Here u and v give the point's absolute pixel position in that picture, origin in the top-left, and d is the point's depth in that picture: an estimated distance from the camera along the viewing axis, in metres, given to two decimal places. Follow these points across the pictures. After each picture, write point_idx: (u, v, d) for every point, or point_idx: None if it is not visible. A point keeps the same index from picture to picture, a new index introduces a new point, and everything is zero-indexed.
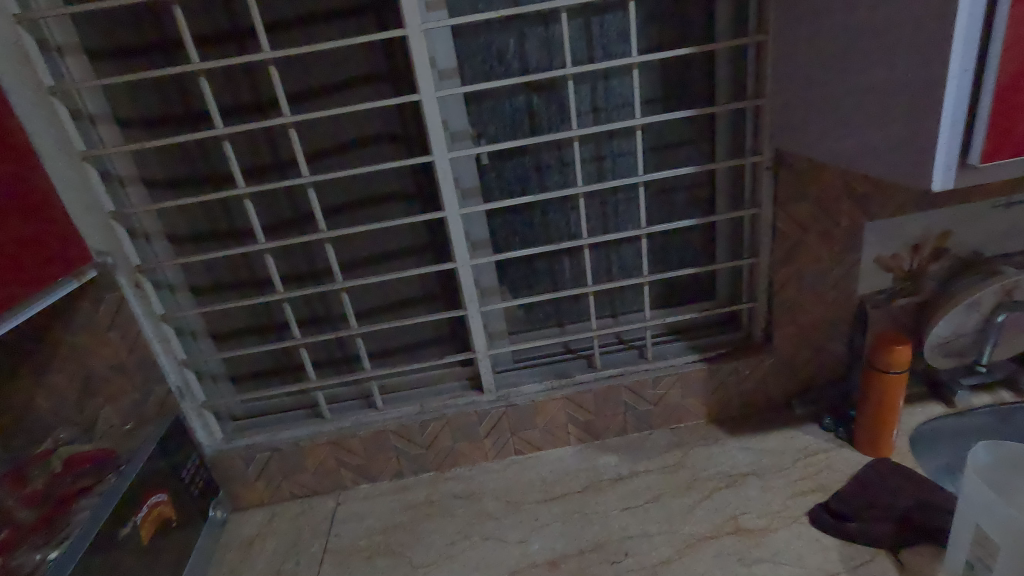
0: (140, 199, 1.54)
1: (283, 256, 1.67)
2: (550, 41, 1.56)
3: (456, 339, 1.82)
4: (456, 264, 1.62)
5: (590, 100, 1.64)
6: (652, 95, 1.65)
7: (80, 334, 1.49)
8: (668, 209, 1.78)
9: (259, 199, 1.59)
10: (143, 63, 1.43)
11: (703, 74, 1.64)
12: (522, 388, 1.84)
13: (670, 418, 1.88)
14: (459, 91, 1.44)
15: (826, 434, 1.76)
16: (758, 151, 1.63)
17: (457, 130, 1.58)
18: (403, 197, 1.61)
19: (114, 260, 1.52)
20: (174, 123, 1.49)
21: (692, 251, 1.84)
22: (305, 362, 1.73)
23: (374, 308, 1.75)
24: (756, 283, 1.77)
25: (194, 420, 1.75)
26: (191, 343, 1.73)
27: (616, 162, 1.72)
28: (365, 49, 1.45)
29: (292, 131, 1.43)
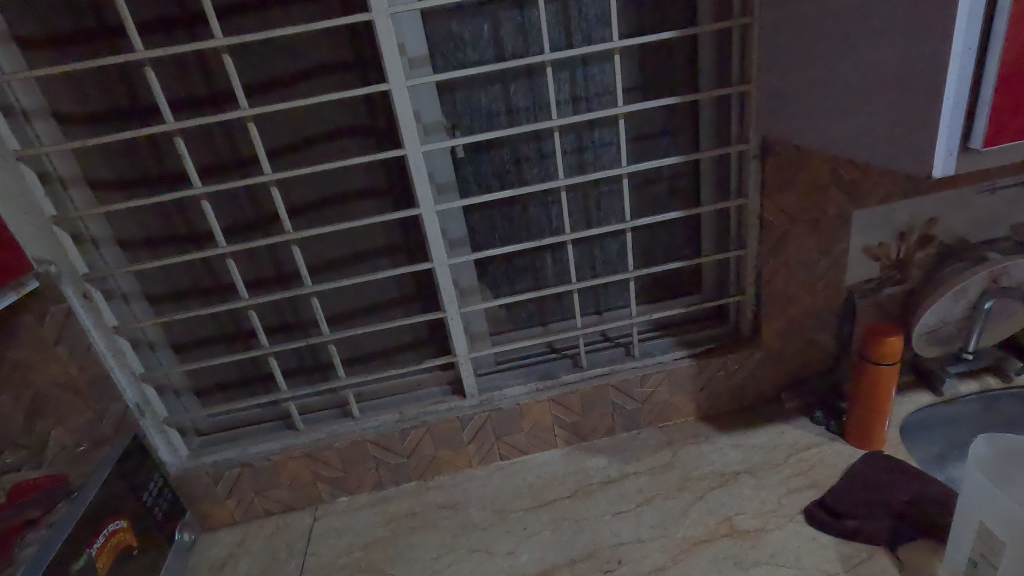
0: (84, 201, 1.41)
1: (246, 261, 1.56)
2: (526, 25, 1.47)
3: (435, 342, 1.74)
4: (433, 263, 1.53)
5: (570, 88, 1.57)
6: (634, 83, 1.58)
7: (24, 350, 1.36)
8: (653, 201, 1.72)
9: (217, 199, 1.47)
10: (84, 52, 1.30)
11: (685, 59, 1.57)
12: (505, 391, 1.76)
13: (658, 417, 1.82)
14: (431, 79, 1.35)
15: (817, 427, 1.73)
16: (744, 140, 1.57)
17: (430, 122, 1.49)
18: (374, 194, 1.52)
19: (58, 270, 1.39)
20: (119, 118, 1.37)
21: (677, 244, 1.78)
22: (275, 372, 1.63)
23: (346, 312, 1.65)
24: (744, 275, 1.72)
25: (155, 438, 1.63)
26: (150, 355, 1.61)
27: (598, 154, 1.64)
28: (328, 35, 1.35)
29: (250, 125, 1.32)
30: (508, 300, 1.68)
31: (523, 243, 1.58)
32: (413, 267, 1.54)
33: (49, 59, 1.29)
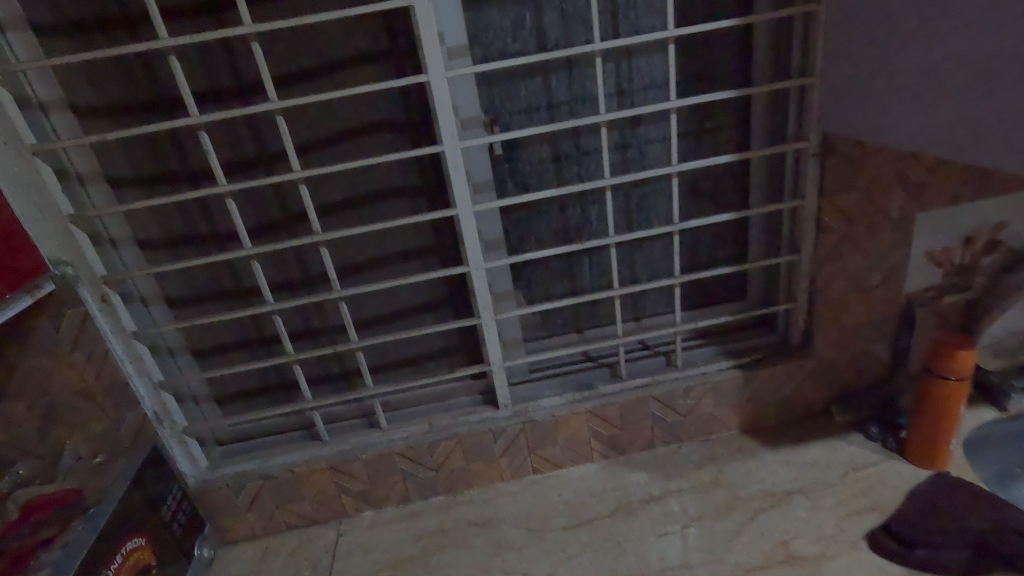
0: (103, 199, 1.33)
1: (272, 263, 1.47)
2: (571, 14, 1.38)
3: (467, 350, 1.64)
4: (470, 267, 1.44)
5: (616, 81, 1.47)
6: (685, 75, 1.47)
7: (41, 356, 1.29)
8: (700, 202, 1.61)
9: (242, 197, 1.39)
10: (105, 40, 1.21)
11: (741, 50, 1.46)
12: (540, 402, 1.67)
13: (701, 430, 1.72)
14: (473, 70, 1.26)
15: (873, 444, 1.62)
16: (802, 137, 1.46)
17: (469, 116, 1.39)
18: (407, 193, 1.43)
19: (76, 272, 1.31)
20: (140, 111, 1.28)
21: (723, 248, 1.68)
22: (300, 380, 1.54)
23: (375, 317, 1.56)
24: (796, 282, 1.62)
25: (174, 448, 1.55)
26: (170, 362, 1.53)
27: (643, 152, 1.55)
28: (362, 23, 1.26)
29: (280, 119, 1.24)
30: (545, 306, 1.59)
31: (564, 246, 1.49)
32: (447, 272, 1.46)
33: (68, 48, 1.21)
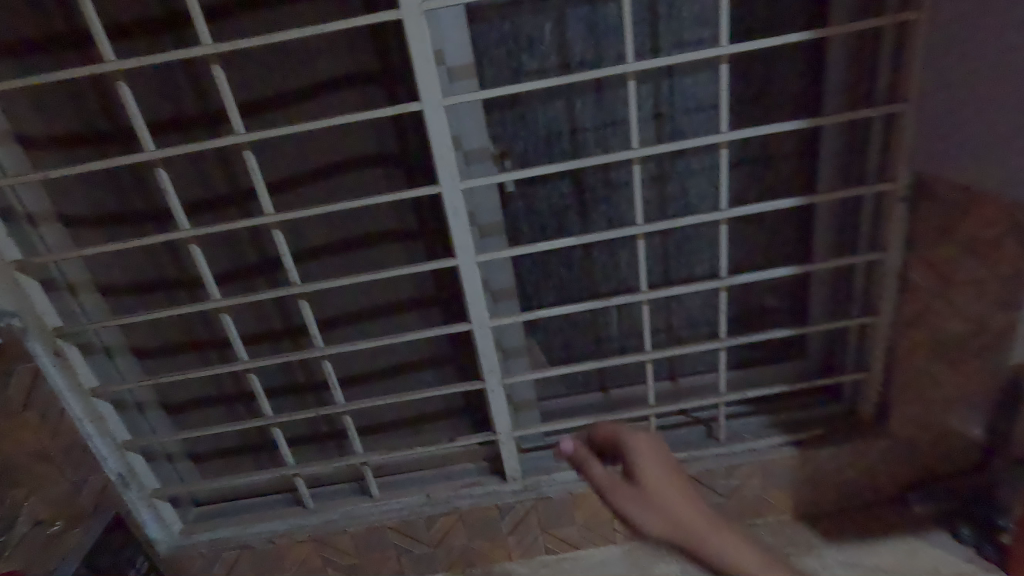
0: (59, 242, 1.17)
1: (250, 311, 1.29)
2: (599, 25, 1.14)
3: (472, 412, 1.42)
4: (473, 326, 1.23)
5: (653, 104, 1.22)
6: (740, 97, 1.21)
7: None
8: (753, 247, 1.34)
9: (214, 240, 1.21)
10: (51, 62, 1.04)
11: (811, 66, 1.18)
12: (556, 476, 1.42)
13: (746, 513, 1.46)
14: (476, 97, 1.03)
15: (963, 549, 1.33)
16: (886, 175, 1.17)
17: (475, 147, 1.17)
18: (401, 237, 1.22)
19: (24, 323, 1.15)
20: (96, 143, 1.11)
21: (779, 300, 1.40)
22: (281, 445, 1.35)
23: (366, 373, 1.36)
24: (870, 348, 1.32)
25: (143, 513, 1.38)
26: (139, 419, 1.36)
27: (684, 187, 1.29)
28: (346, 39, 1.05)
29: (248, 155, 1.05)
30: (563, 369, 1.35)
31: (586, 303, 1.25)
32: (447, 330, 1.24)
33: (11, 70, 1.04)
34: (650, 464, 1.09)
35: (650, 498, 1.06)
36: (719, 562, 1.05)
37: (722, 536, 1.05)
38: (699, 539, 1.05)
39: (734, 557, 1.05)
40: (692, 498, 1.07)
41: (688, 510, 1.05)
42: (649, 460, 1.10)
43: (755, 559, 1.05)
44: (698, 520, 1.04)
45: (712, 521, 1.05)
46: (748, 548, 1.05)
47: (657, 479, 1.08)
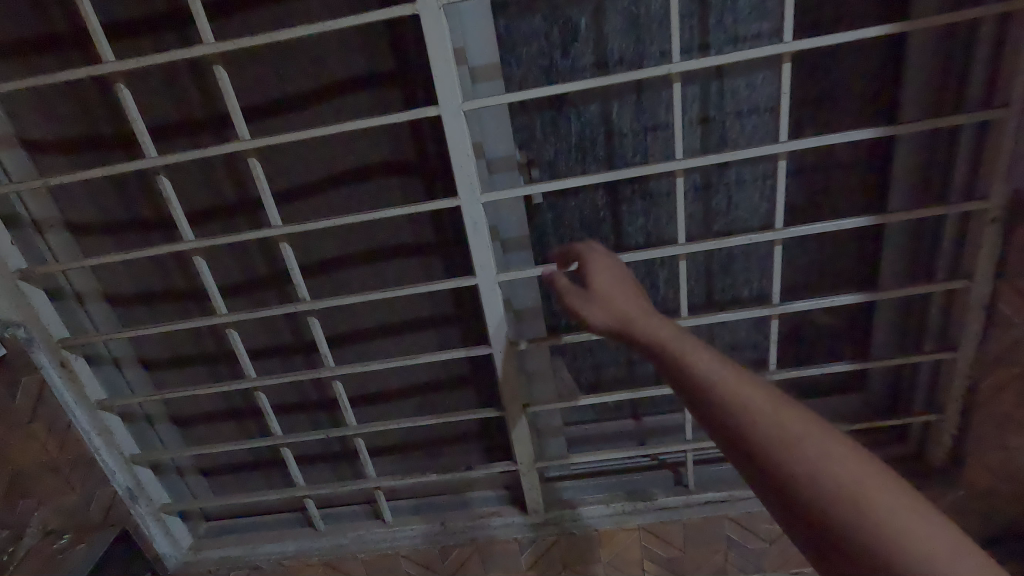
0: (65, 250, 1.12)
1: (260, 325, 1.23)
2: (641, 20, 1.01)
3: (492, 437, 1.33)
4: (493, 349, 1.13)
5: (700, 108, 1.08)
6: (801, 100, 1.06)
7: None
8: (810, 269, 1.19)
9: (222, 251, 1.15)
10: (52, 63, 0.98)
11: (888, 64, 1.02)
12: (581, 510, 1.32)
13: (791, 561, 1.32)
14: (499, 101, 0.92)
15: None
16: (975, 191, 1.00)
17: (499, 155, 1.06)
18: (419, 251, 1.14)
19: (29, 334, 1.12)
20: (100, 148, 1.06)
21: (838, 328, 1.25)
22: (290, 466, 1.29)
23: (381, 393, 1.29)
24: (945, 388, 1.16)
25: (151, 528, 1.35)
26: (149, 432, 1.33)
27: (732, 200, 1.15)
28: (358, 37, 0.96)
29: (253, 161, 0.97)
30: (591, 396, 1.24)
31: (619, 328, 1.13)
32: (465, 352, 1.15)
33: (14, 71, 0.99)
34: (609, 278, 0.81)
35: (619, 322, 0.76)
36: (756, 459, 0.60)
37: (750, 387, 0.64)
38: (708, 412, 0.65)
39: (762, 402, 0.62)
40: (663, 323, 0.74)
41: (678, 351, 0.69)
42: (602, 274, 0.82)
43: (810, 422, 0.60)
44: (699, 367, 0.67)
45: (719, 367, 0.66)
46: (765, 388, 0.64)
47: (635, 317, 0.75)
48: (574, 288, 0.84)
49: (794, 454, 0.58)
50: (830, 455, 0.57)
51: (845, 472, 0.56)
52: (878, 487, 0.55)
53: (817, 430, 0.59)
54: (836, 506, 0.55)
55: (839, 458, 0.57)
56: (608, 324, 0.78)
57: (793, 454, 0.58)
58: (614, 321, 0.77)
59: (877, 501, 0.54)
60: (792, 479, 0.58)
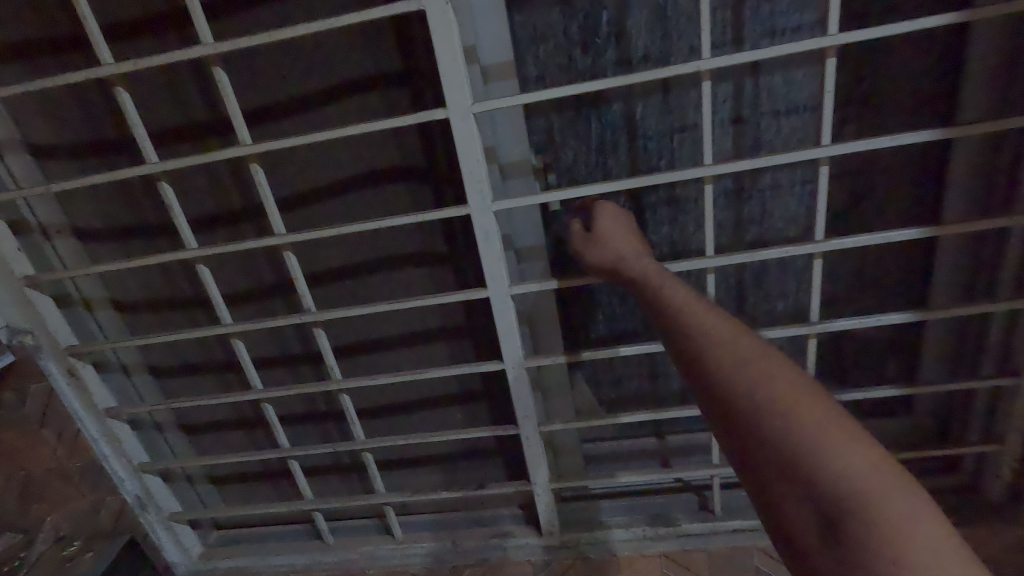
0: (73, 257, 1.11)
1: (268, 334, 1.19)
2: (667, 13, 0.93)
3: (506, 455, 1.27)
4: (505, 365, 1.06)
5: (732, 107, 0.99)
6: (847, 98, 0.96)
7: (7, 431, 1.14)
8: (853, 283, 1.09)
9: (228, 258, 1.11)
10: (56, 67, 0.96)
11: (946, 57, 0.92)
12: (599, 534, 1.24)
13: None
14: (511, 102, 0.85)
15: None
16: None
17: (514, 159, 1.00)
18: (429, 260, 1.09)
19: (37, 340, 1.10)
20: (106, 153, 1.03)
21: (883, 346, 1.14)
22: (298, 478, 1.25)
23: (391, 405, 1.24)
24: (1006, 417, 1.04)
25: (161, 536, 1.32)
26: (159, 440, 1.30)
27: (767, 208, 1.06)
28: (364, 36, 0.90)
29: (254, 167, 0.93)
30: (616, 417, 1.16)
31: (653, 346, 1.04)
32: (477, 368, 1.09)
33: (20, 75, 0.96)
34: (611, 222, 0.86)
35: (606, 262, 0.82)
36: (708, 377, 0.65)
37: (716, 318, 0.69)
38: (674, 339, 0.70)
39: (722, 332, 0.67)
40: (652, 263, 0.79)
41: (657, 287, 0.75)
42: (612, 219, 0.87)
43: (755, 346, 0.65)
44: (674, 300, 0.72)
45: (692, 302, 0.72)
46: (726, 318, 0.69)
47: (623, 258, 0.81)
48: (579, 233, 0.88)
49: (742, 370, 0.62)
50: (775, 373, 0.61)
51: (770, 379, 0.60)
52: (814, 402, 0.58)
53: (767, 354, 0.63)
54: (771, 415, 0.58)
55: (770, 370, 0.61)
56: (599, 263, 0.83)
57: (739, 372, 0.62)
58: (607, 259, 0.82)
59: (810, 414, 0.57)
60: (736, 393, 0.61)
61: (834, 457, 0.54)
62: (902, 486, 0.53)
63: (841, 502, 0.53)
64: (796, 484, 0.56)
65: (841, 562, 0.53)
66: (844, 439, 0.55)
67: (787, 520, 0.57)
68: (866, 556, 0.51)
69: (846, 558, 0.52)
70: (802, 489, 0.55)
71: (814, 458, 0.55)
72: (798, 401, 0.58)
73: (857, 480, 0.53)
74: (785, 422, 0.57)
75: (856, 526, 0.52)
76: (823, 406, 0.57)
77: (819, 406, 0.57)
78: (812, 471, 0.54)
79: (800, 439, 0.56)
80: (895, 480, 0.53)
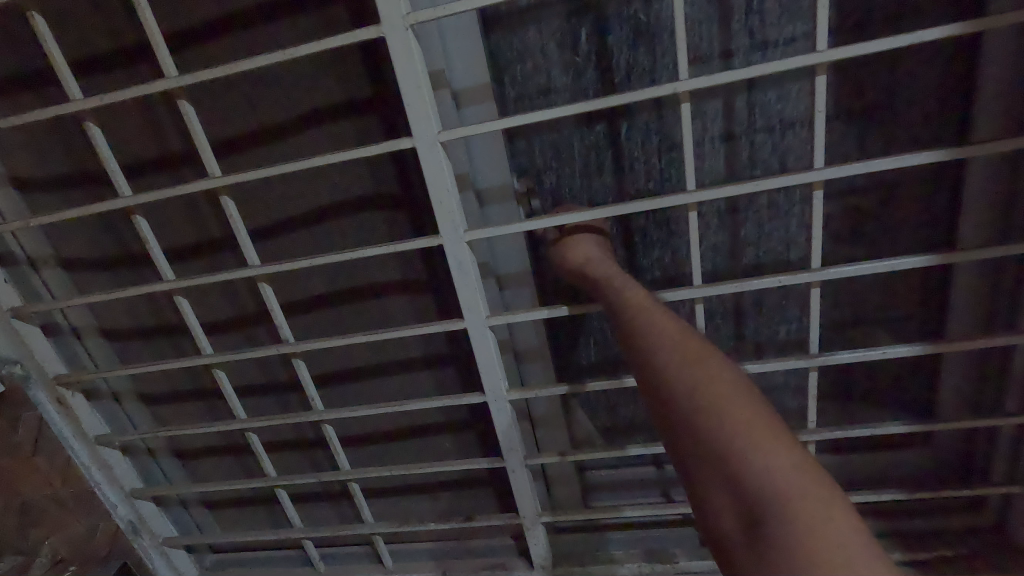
0: (59, 287, 1.11)
1: (253, 361, 1.18)
2: (647, 29, 0.88)
3: (496, 484, 1.22)
4: (486, 397, 1.02)
5: (723, 125, 0.93)
6: (846, 113, 0.89)
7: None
8: (861, 309, 1.02)
9: (210, 287, 1.10)
10: (33, 101, 0.96)
11: (956, 67, 0.84)
12: (592, 570, 1.19)
13: None
14: (478, 130, 0.81)
15: None
16: None
17: (493, 185, 0.96)
18: (408, 287, 1.05)
19: (25, 371, 1.10)
20: (86, 185, 1.03)
21: (896, 375, 1.06)
22: (286, 508, 1.23)
23: (378, 433, 1.21)
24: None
25: (156, 561, 1.32)
26: (151, 466, 1.31)
27: (763, 230, 1.00)
28: (331, 63, 0.87)
29: (225, 199, 0.91)
30: (622, 450, 1.09)
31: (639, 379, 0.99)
32: (457, 400, 1.04)
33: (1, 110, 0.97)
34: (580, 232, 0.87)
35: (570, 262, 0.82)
36: (650, 371, 0.65)
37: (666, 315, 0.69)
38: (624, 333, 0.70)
39: (672, 332, 0.66)
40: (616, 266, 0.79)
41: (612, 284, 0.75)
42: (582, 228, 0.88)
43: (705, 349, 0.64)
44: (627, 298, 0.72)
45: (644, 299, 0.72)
46: (680, 321, 0.68)
47: (588, 258, 0.81)
48: (552, 240, 0.89)
49: (684, 366, 0.62)
50: (714, 374, 0.61)
51: (714, 384, 0.60)
52: (746, 404, 0.58)
53: (708, 354, 0.63)
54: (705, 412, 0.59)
55: (715, 376, 0.61)
56: (566, 265, 0.83)
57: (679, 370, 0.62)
58: (574, 259, 0.82)
59: (744, 417, 0.57)
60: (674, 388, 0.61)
61: (758, 457, 0.54)
62: (822, 490, 0.53)
63: (762, 499, 0.53)
64: (720, 481, 0.56)
65: (759, 557, 0.52)
66: (769, 438, 0.55)
67: (711, 514, 0.58)
68: (779, 550, 0.51)
69: (760, 551, 0.53)
70: (728, 487, 0.55)
71: (740, 454, 0.55)
72: (733, 402, 0.58)
73: (779, 479, 0.53)
74: (724, 428, 0.57)
75: (772, 522, 0.52)
76: (755, 407, 0.58)
77: (752, 407, 0.58)
78: (739, 465, 0.55)
79: (727, 436, 0.56)
80: (811, 480, 0.53)
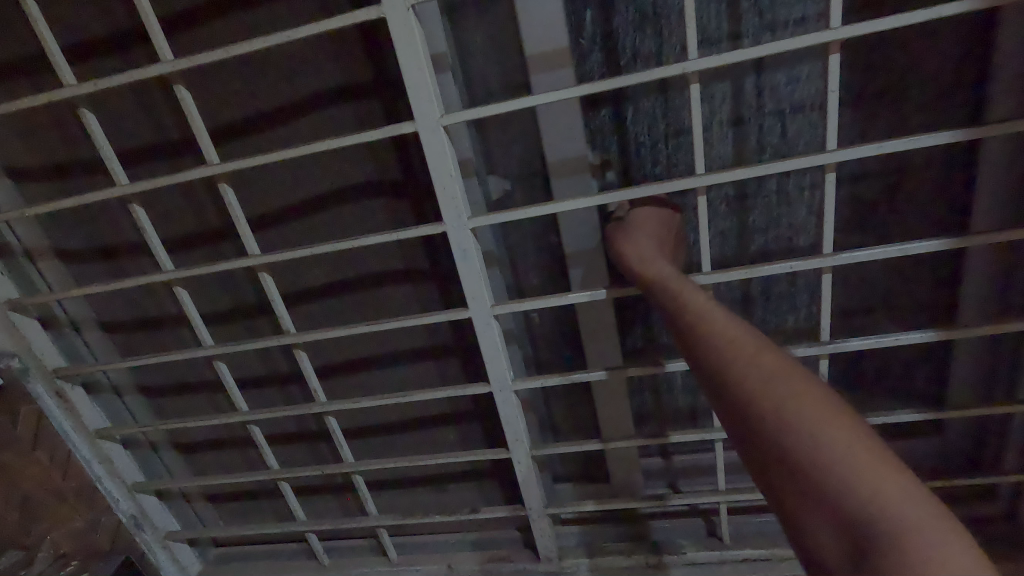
0: (57, 279, 1.10)
1: (254, 353, 1.16)
2: (654, 9, 0.86)
3: (501, 476, 1.21)
4: (492, 387, 1.01)
5: (732, 108, 0.91)
6: (858, 94, 0.87)
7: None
8: (872, 295, 1.00)
9: (209, 278, 1.08)
10: (26, 89, 0.94)
11: (974, 46, 0.82)
12: (598, 561, 1.18)
13: None
14: (482, 113, 0.79)
15: None
16: None
17: (569, 157, 0.92)
18: (411, 276, 1.04)
19: (24, 364, 1.10)
20: (82, 174, 1.01)
21: (907, 363, 1.04)
22: (289, 501, 1.22)
23: (381, 425, 1.20)
24: None
25: (159, 554, 1.31)
26: (153, 459, 1.30)
27: (772, 216, 0.98)
28: (331, 47, 0.85)
29: (224, 187, 0.89)
30: (664, 436, 1.05)
31: (681, 363, 0.96)
32: (461, 391, 1.03)
33: None
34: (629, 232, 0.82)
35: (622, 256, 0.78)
36: (726, 391, 0.60)
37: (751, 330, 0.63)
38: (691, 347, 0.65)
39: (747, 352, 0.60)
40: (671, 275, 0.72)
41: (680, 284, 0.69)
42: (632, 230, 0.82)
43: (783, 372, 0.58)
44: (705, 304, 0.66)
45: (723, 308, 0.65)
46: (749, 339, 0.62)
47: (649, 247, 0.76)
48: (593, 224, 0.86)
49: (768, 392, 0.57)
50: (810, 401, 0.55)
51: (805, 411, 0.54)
52: (841, 426, 0.53)
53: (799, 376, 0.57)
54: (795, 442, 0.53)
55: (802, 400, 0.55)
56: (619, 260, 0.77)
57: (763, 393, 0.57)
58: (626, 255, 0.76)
59: (842, 442, 0.52)
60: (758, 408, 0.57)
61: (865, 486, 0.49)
62: (934, 522, 0.47)
63: (878, 533, 0.48)
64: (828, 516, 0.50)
65: None
66: (872, 465, 0.50)
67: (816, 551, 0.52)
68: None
69: None
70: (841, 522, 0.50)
71: (846, 486, 0.50)
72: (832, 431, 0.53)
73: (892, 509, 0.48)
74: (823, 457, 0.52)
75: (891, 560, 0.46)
76: (855, 433, 0.52)
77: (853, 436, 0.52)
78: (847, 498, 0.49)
79: (831, 467, 0.51)
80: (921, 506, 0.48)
